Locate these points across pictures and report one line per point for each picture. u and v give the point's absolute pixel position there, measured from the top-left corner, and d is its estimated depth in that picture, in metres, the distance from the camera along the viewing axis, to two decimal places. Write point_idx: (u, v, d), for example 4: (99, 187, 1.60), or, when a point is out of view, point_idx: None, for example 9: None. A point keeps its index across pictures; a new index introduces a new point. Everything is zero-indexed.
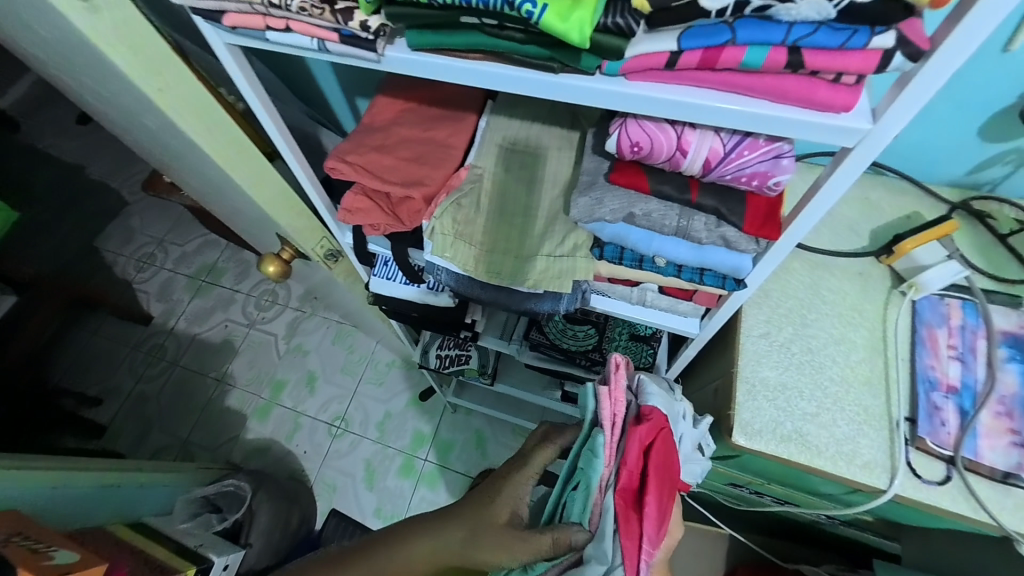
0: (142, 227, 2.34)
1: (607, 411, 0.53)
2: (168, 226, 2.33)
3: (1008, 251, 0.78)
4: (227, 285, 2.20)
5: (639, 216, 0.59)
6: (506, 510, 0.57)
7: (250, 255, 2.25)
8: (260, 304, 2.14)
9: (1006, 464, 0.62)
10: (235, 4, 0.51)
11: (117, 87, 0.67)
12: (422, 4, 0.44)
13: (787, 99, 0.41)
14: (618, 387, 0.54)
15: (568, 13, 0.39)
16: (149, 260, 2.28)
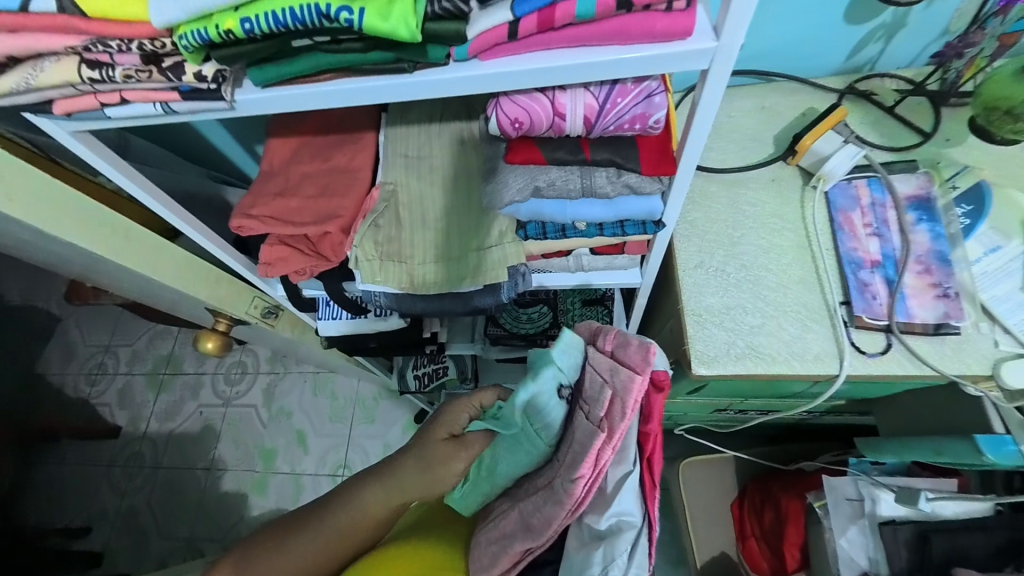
0: (83, 339, 2.20)
1: (635, 396, 0.50)
2: (111, 329, 2.20)
3: (898, 120, 0.81)
4: (189, 371, 2.10)
5: (544, 187, 0.60)
6: (445, 429, 0.71)
7: None
8: (230, 379, 2.04)
9: (936, 316, 0.67)
10: (58, 90, 0.47)
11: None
12: (245, 39, 0.41)
13: (631, 38, 0.41)
14: (648, 369, 0.52)
15: (387, 10, 0.38)
16: (98, 369, 2.15)
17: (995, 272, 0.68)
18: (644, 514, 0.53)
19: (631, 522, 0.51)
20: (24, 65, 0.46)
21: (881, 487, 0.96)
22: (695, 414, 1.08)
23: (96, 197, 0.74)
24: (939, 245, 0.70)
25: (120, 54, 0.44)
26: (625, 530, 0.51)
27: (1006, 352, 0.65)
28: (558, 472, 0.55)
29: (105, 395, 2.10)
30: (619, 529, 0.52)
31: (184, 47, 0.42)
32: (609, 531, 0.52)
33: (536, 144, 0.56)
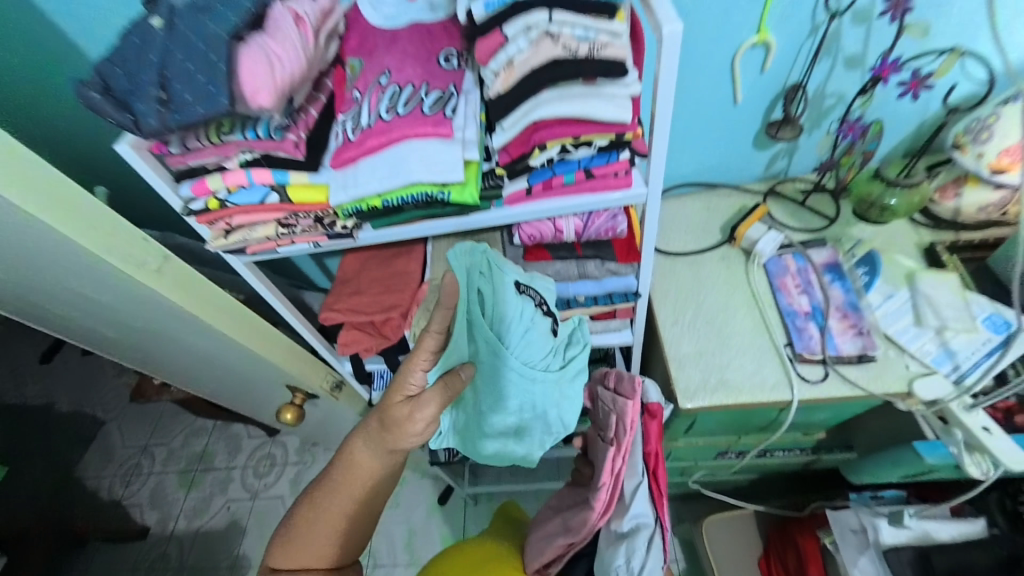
0: (123, 441, 2.22)
1: (631, 415, 0.69)
2: (150, 428, 2.24)
3: (809, 210, 1.09)
4: (221, 465, 2.13)
5: (552, 274, 0.87)
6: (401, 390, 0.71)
7: (239, 427, 2.21)
8: (259, 472, 2.09)
9: (858, 348, 0.89)
10: (256, 240, 0.74)
11: (163, 323, 0.83)
12: (375, 208, 0.69)
13: (598, 190, 0.68)
14: (637, 394, 0.70)
15: (462, 191, 0.65)
16: (133, 470, 2.16)
17: (893, 311, 0.91)
18: (655, 516, 0.68)
19: (647, 522, 0.66)
20: (241, 229, 0.74)
21: (878, 515, 1.07)
22: (698, 458, 1.23)
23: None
24: (850, 296, 0.94)
25: (303, 219, 0.73)
26: (640, 529, 0.66)
27: (916, 371, 0.86)
28: (589, 490, 0.73)
29: (138, 494, 2.11)
30: (637, 526, 0.66)
31: (345, 214, 0.69)
32: (630, 530, 0.66)
33: (545, 247, 0.85)
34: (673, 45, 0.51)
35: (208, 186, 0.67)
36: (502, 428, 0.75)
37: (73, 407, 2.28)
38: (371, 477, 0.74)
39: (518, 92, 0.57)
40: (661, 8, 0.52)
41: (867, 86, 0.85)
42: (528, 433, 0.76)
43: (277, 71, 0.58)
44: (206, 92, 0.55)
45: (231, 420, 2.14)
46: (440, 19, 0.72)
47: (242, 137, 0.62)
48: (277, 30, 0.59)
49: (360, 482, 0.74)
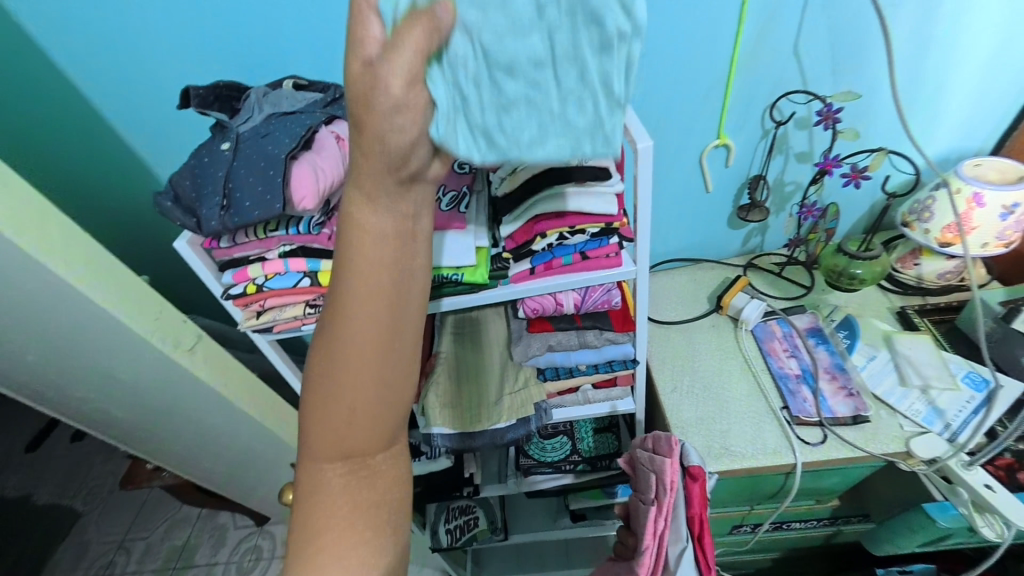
0: (98, 535, 1.98)
1: (669, 473, 0.69)
2: (132, 518, 2.02)
3: (787, 280, 1.19)
4: (202, 563, 1.87)
5: (555, 344, 0.93)
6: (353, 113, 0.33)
7: (228, 515, 2.00)
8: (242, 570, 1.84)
9: (852, 409, 0.92)
10: (284, 320, 0.79)
11: (184, 402, 0.85)
12: None
13: (593, 268, 0.77)
14: (674, 452, 0.71)
15: (474, 272, 0.74)
16: (106, 570, 1.88)
17: (877, 372, 0.96)
18: None
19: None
20: (272, 310, 0.80)
21: None
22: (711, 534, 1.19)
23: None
24: (836, 359, 1.00)
25: None
26: None
27: (911, 431, 0.88)
28: (633, 561, 0.70)
29: None
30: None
31: None
32: None
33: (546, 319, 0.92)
34: (647, 155, 0.63)
35: (247, 274, 0.76)
36: (508, 58, 0.31)
37: (48, 499, 2.09)
38: (375, 365, 0.38)
39: (520, 195, 0.68)
40: (636, 129, 0.64)
41: (817, 177, 0.99)
42: (557, 75, 0.31)
43: (320, 179, 0.69)
44: (261, 198, 0.66)
45: (219, 507, 1.94)
46: None
47: (284, 233, 0.72)
48: (321, 148, 0.73)
49: (367, 386, 0.39)
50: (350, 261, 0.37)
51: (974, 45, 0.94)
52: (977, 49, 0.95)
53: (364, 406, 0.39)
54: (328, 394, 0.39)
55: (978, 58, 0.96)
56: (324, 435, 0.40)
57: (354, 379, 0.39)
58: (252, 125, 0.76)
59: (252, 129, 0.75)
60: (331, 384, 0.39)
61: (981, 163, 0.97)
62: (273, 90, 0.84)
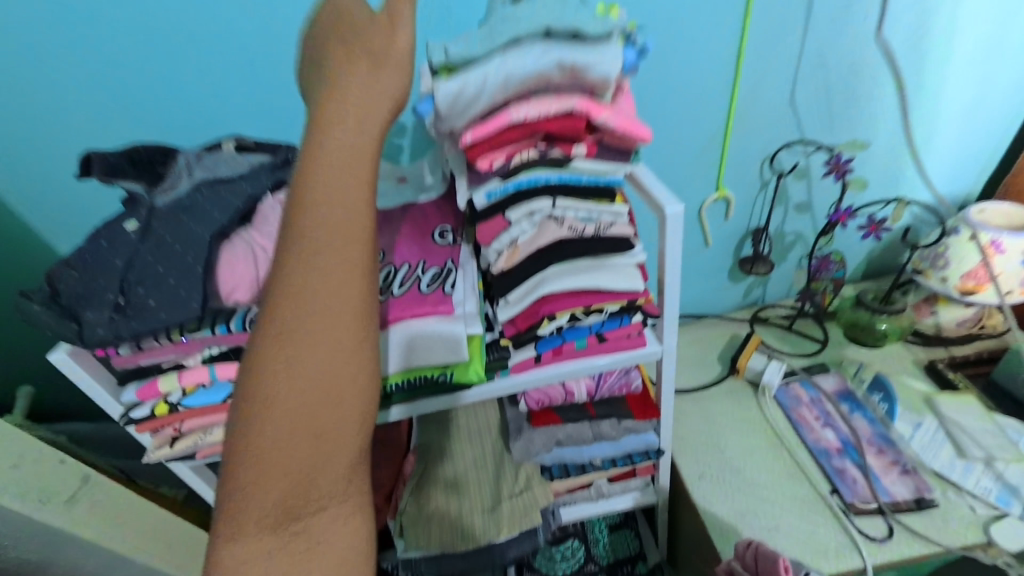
0: None
1: None
2: None
3: (798, 335, 1.10)
4: None
5: (564, 439, 0.76)
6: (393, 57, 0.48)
7: None
8: None
9: (910, 491, 0.80)
10: (212, 444, 0.60)
11: None
12: None
13: (613, 350, 0.63)
14: None
15: (465, 368, 0.58)
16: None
17: (929, 444, 0.84)
18: None
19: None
20: (193, 433, 0.60)
21: None
22: None
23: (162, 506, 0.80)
24: (877, 427, 0.88)
25: None
26: None
27: (986, 515, 0.76)
28: None
29: None
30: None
31: None
32: None
33: (552, 410, 0.76)
34: (676, 222, 0.52)
35: (157, 388, 0.56)
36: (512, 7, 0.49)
37: None
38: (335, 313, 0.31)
39: (523, 273, 0.55)
40: (659, 192, 0.53)
41: (828, 228, 0.93)
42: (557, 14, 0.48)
43: (259, 262, 0.52)
44: (177, 296, 0.49)
45: None
46: (433, 199, 0.73)
47: (209, 333, 0.54)
48: (264, 223, 0.57)
49: (323, 340, 0.30)
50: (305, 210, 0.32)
51: (954, 98, 0.92)
52: (954, 102, 0.93)
53: (338, 365, 0.31)
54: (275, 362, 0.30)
55: (957, 109, 0.94)
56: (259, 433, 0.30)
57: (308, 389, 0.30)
58: (174, 197, 0.60)
59: (173, 201, 0.58)
60: (276, 398, 0.30)
61: (984, 210, 0.93)
62: (208, 153, 0.69)
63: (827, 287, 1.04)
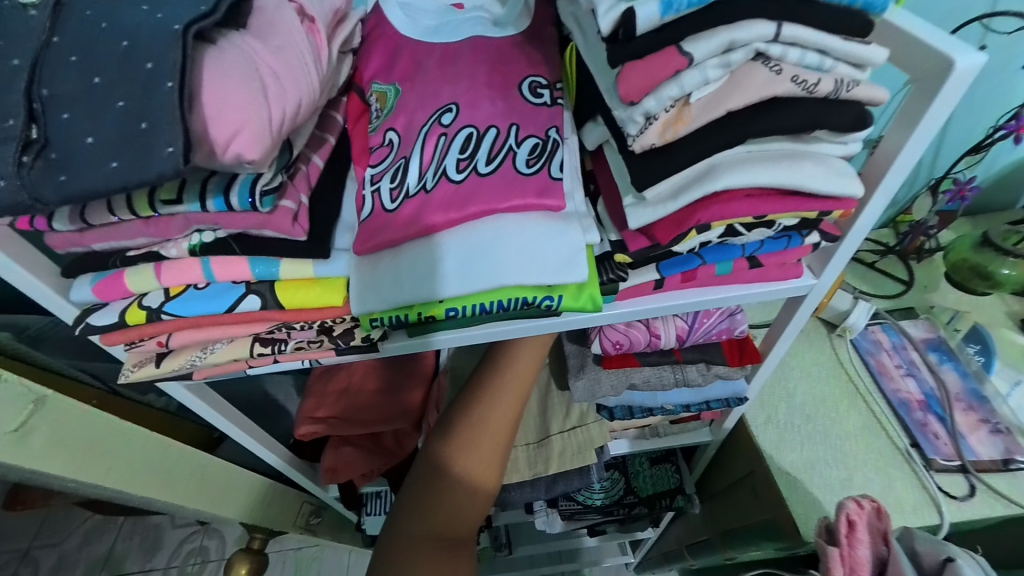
0: None
1: None
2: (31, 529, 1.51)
3: (880, 273, 0.94)
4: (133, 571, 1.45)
5: (638, 383, 0.64)
6: None
7: (159, 516, 1.51)
8: None
9: (999, 452, 0.73)
10: (209, 364, 0.43)
11: None
12: (416, 320, 0.41)
13: (757, 280, 0.47)
14: None
15: (578, 291, 0.41)
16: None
17: None
18: None
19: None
20: (186, 349, 0.43)
21: None
22: (765, 563, 1.02)
23: (150, 421, 0.65)
24: (968, 383, 0.79)
25: (298, 331, 0.43)
26: None
27: None
28: None
29: None
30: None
31: (372, 324, 0.42)
32: None
33: (632, 352, 0.62)
34: (959, 88, 0.32)
35: (125, 285, 0.38)
36: None
37: None
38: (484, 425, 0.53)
39: (688, 152, 0.36)
40: (933, 38, 0.33)
41: (988, 141, 0.75)
42: None
43: (272, 97, 0.32)
44: (133, 132, 0.27)
45: (144, 515, 1.45)
46: (513, 36, 0.49)
47: (197, 209, 0.35)
48: (269, 33, 0.35)
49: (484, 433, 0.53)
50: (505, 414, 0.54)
51: None
52: None
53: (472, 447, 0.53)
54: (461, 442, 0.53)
55: None
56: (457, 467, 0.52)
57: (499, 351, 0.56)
58: None
59: None
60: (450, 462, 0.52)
61: None
62: None
63: (930, 222, 0.86)
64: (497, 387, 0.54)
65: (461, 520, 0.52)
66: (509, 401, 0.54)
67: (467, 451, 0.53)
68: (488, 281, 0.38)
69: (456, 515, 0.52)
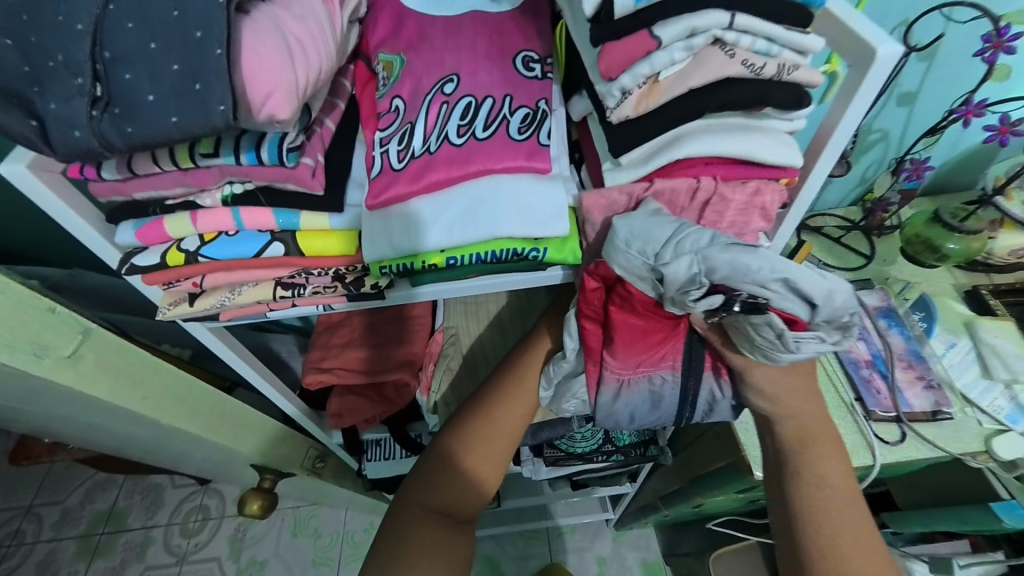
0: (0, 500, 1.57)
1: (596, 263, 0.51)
2: (39, 484, 1.58)
3: (846, 248, 1.01)
4: (138, 524, 1.53)
5: None
6: None
7: (161, 474, 1.58)
8: (187, 530, 1.51)
9: (931, 404, 0.82)
10: (236, 305, 0.49)
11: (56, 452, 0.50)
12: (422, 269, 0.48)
13: None
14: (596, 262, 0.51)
15: (562, 245, 0.47)
16: (15, 541, 1.52)
17: (959, 363, 0.86)
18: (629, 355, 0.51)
19: (725, 399, 0.53)
20: (217, 290, 0.48)
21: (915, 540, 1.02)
22: (729, 509, 1.12)
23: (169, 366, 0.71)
24: (911, 344, 0.87)
25: (315, 276, 0.50)
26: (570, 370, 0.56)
27: (990, 429, 0.80)
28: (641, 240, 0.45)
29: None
30: (656, 405, 0.53)
31: (381, 270, 0.48)
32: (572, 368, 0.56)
33: None
34: (882, 73, 0.38)
35: (165, 230, 0.44)
36: None
37: None
38: (499, 423, 0.56)
39: (658, 122, 0.41)
40: (864, 28, 0.39)
41: (941, 124, 0.82)
42: None
43: (299, 63, 0.37)
44: (187, 90, 0.32)
45: (147, 473, 1.52)
46: (509, 10, 0.54)
47: (232, 162, 0.40)
48: (292, 2, 0.39)
49: (499, 429, 0.56)
50: (517, 415, 0.57)
51: None
52: None
53: (486, 440, 0.55)
54: (476, 434, 0.55)
55: None
56: (469, 454, 0.54)
57: (518, 359, 0.60)
58: None
59: None
60: (464, 450, 0.55)
61: None
62: None
63: (891, 199, 0.94)
64: (510, 392, 0.57)
65: (461, 512, 0.53)
66: (518, 406, 0.57)
67: (466, 446, 0.55)
68: (484, 233, 0.44)
69: (462, 499, 0.53)
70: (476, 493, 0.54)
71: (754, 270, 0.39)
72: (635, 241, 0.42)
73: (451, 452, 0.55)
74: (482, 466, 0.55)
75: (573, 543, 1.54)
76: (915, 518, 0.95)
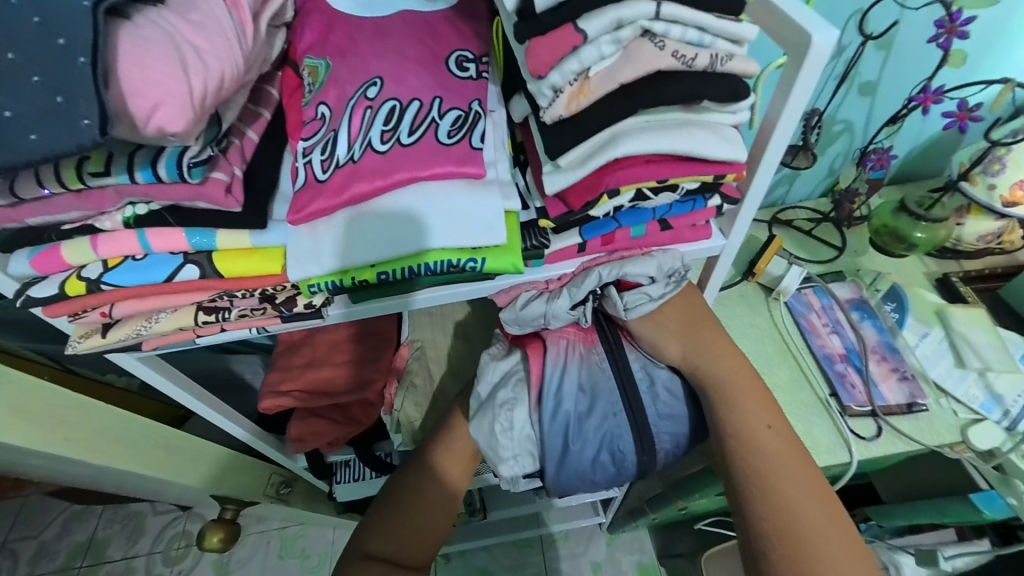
0: None
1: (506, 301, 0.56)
2: (10, 520, 1.51)
3: (817, 240, 1.00)
4: (116, 556, 1.46)
5: None
6: None
7: (140, 501, 1.52)
8: (168, 559, 1.45)
9: (905, 397, 0.80)
10: (156, 334, 0.45)
11: None
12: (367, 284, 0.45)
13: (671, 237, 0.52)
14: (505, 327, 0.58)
15: (502, 254, 0.44)
16: None
17: (933, 353, 0.85)
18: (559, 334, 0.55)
19: (659, 377, 0.55)
20: (132, 319, 0.45)
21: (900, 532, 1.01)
22: (717, 510, 1.10)
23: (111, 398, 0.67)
24: (884, 337, 0.86)
25: (241, 299, 0.46)
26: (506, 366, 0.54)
27: (966, 419, 0.79)
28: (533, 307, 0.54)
29: None
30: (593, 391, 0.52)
31: (312, 290, 0.44)
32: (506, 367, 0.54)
33: None
34: (819, 62, 0.36)
35: (63, 258, 0.40)
36: None
37: None
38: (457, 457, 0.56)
39: (591, 121, 0.39)
40: (799, 15, 0.37)
41: (901, 112, 0.81)
42: None
43: (191, 68, 0.33)
44: (50, 105, 0.29)
45: (121, 502, 1.45)
46: (444, 10, 0.51)
47: (127, 181, 0.37)
48: (189, 7, 0.36)
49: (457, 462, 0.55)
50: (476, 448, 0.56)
51: None
52: None
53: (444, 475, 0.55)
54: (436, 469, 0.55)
55: None
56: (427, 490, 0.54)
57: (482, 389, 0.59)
58: None
59: None
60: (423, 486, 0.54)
61: None
62: None
63: (859, 189, 0.93)
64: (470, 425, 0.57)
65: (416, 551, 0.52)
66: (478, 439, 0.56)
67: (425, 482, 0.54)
68: (413, 245, 0.41)
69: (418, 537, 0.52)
70: (431, 534, 0.53)
71: (598, 279, 0.51)
72: (525, 321, 0.54)
73: (408, 487, 0.54)
74: (441, 501, 0.54)
75: (566, 549, 1.51)
76: (899, 510, 0.93)
